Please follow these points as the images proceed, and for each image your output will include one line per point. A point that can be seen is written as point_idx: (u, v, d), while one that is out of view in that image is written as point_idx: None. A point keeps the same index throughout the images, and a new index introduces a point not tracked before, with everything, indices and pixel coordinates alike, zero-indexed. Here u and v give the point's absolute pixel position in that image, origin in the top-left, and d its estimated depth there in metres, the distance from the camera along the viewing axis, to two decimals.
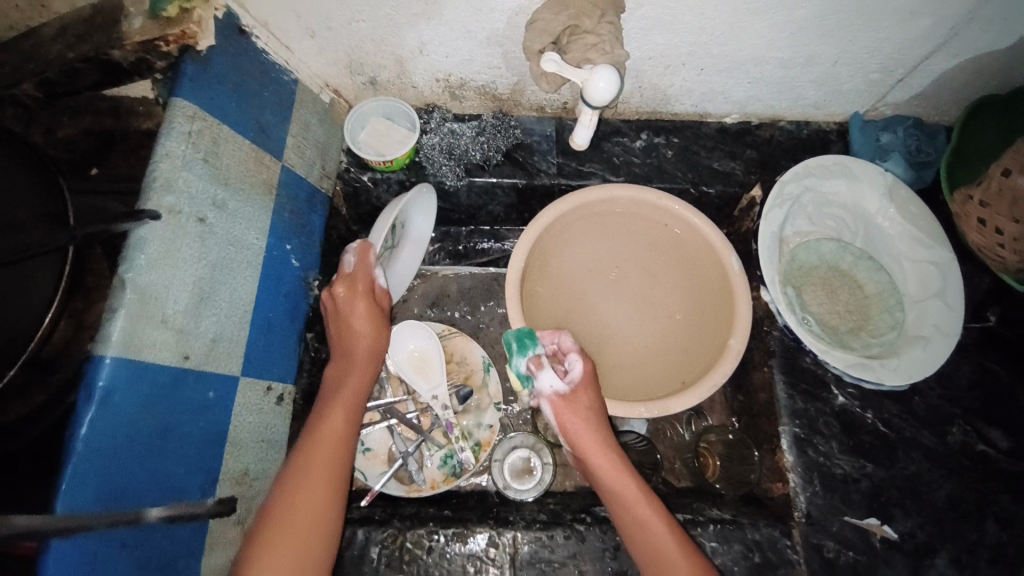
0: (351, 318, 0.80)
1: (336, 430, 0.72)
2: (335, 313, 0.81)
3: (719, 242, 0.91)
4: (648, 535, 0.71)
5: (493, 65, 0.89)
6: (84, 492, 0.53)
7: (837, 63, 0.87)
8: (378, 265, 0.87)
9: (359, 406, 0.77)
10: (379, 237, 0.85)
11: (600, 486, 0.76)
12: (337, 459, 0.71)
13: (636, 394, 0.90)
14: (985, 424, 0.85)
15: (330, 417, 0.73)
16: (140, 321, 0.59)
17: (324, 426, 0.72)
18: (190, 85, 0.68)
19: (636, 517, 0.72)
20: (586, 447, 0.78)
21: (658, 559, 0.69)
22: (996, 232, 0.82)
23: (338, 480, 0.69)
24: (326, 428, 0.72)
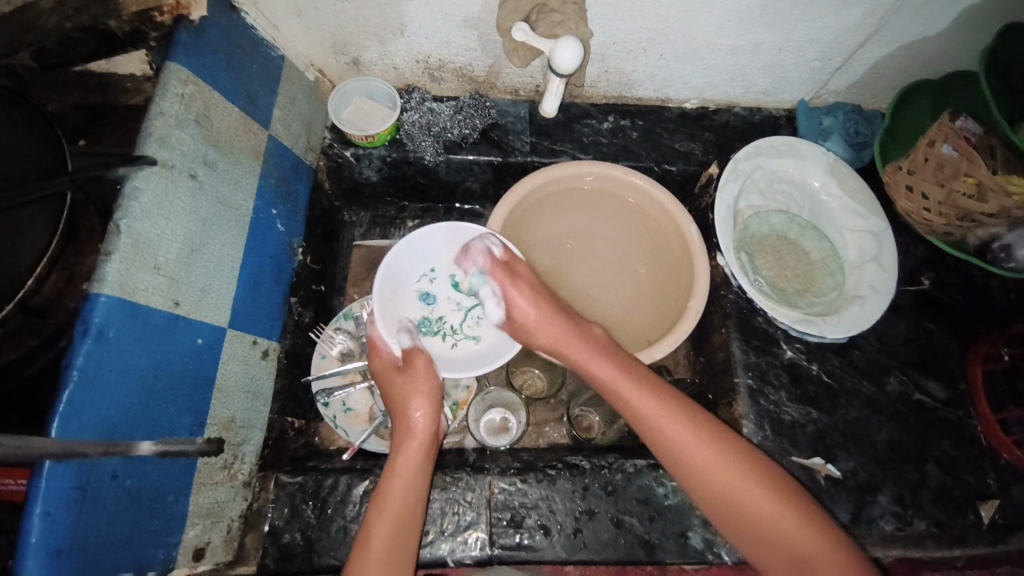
0: (407, 394, 0.79)
1: (401, 508, 0.71)
2: (394, 394, 0.80)
3: (678, 213, 0.98)
4: (695, 459, 0.71)
5: (470, 47, 0.95)
6: (80, 419, 0.56)
7: (782, 51, 0.96)
8: (437, 317, 0.92)
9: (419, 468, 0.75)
10: (414, 295, 0.91)
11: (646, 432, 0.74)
12: (402, 538, 0.70)
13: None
14: (921, 376, 0.94)
15: (392, 495, 0.72)
16: (135, 265, 0.63)
17: (389, 506, 0.71)
18: (184, 51, 0.73)
19: (677, 443, 0.72)
20: (610, 382, 0.76)
21: (712, 480, 0.70)
22: (922, 197, 0.92)
23: (405, 553, 0.69)
24: (389, 507, 0.71)
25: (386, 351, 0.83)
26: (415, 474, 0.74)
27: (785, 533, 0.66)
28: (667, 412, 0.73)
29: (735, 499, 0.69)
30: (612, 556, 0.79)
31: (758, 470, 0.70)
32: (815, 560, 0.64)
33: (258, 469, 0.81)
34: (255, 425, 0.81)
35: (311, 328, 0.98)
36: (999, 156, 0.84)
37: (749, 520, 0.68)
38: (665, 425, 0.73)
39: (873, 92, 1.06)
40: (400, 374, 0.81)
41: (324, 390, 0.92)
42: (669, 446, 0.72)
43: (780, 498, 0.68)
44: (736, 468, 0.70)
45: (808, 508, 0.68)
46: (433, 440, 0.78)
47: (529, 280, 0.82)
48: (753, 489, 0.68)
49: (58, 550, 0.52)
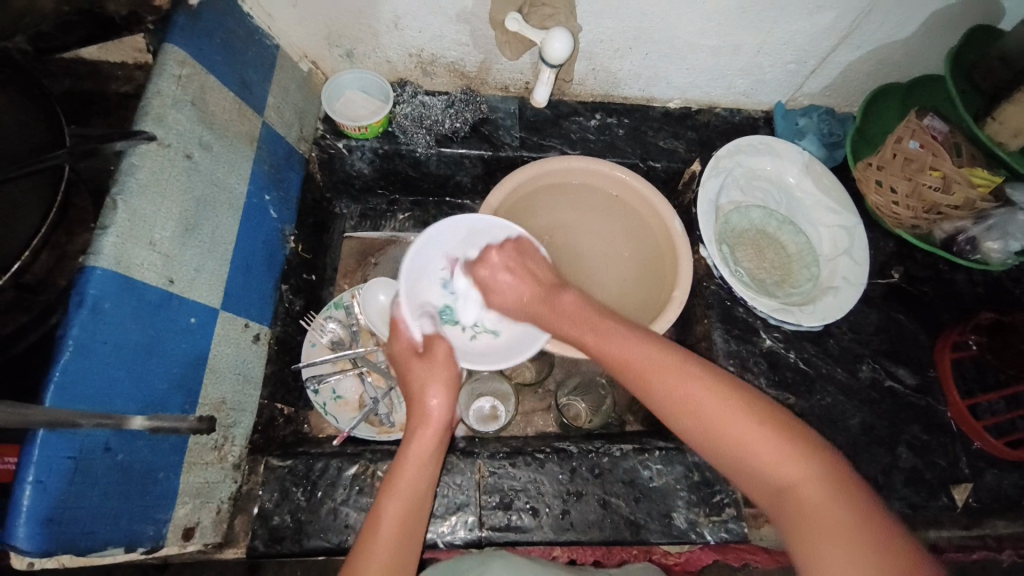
0: (425, 379, 0.75)
1: (414, 495, 0.68)
2: (410, 378, 0.77)
3: (664, 207, 1.02)
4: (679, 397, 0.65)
5: (462, 42, 0.98)
6: (71, 390, 0.56)
7: (759, 54, 1.01)
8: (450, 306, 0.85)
9: (439, 447, 0.72)
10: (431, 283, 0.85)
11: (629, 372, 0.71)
12: (413, 525, 0.67)
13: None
14: (892, 363, 0.98)
15: (406, 481, 0.68)
16: (131, 240, 0.63)
17: (401, 491, 0.67)
18: (181, 33, 0.74)
19: (663, 385, 0.66)
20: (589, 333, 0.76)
21: (691, 420, 0.64)
22: (891, 191, 0.97)
23: (414, 540, 0.66)
24: (402, 492, 0.67)
25: (407, 335, 0.79)
26: (429, 460, 0.70)
27: (776, 472, 0.59)
28: (645, 349, 0.70)
29: (724, 433, 0.61)
30: (598, 536, 0.81)
31: (743, 400, 0.63)
32: (802, 490, 0.57)
33: (247, 452, 0.81)
34: (246, 408, 0.81)
35: (302, 316, 0.98)
36: (964, 154, 0.93)
37: (734, 458, 0.61)
38: (642, 366, 0.68)
39: (846, 96, 1.12)
40: (419, 359, 0.77)
41: (314, 377, 0.92)
42: (647, 391, 0.68)
43: (768, 426, 0.60)
44: (717, 398, 0.63)
45: (806, 433, 0.60)
46: (450, 425, 0.74)
47: (507, 257, 0.83)
48: (736, 423, 0.61)
49: (49, 519, 0.54)
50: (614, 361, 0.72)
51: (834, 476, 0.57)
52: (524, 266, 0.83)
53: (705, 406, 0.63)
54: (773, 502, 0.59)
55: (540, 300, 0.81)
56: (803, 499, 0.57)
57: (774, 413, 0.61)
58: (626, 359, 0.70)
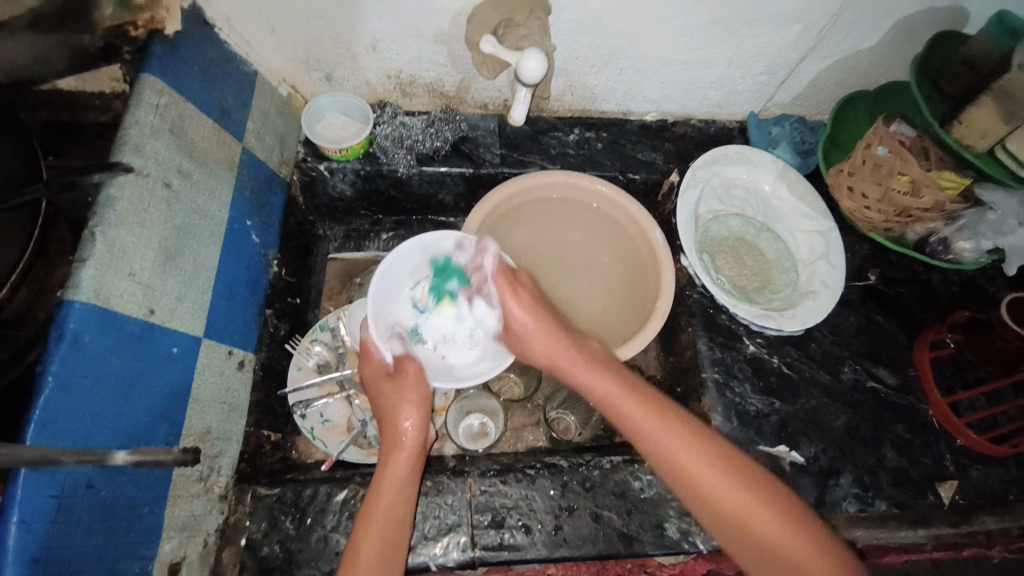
0: (398, 403, 0.80)
1: (393, 511, 0.72)
2: (385, 401, 0.81)
3: (644, 218, 1.03)
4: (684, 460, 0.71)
5: (440, 63, 0.99)
6: (52, 427, 0.55)
7: (731, 67, 1.04)
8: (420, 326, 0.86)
9: (415, 463, 0.77)
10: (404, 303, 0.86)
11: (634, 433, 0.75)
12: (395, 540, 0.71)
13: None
14: (873, 364, 1.00)
15: (383, 502, 0.73)
16: (110, 272, 0.63)
17: (380, 512, 0.71)
18: (158, 63, 0.74)
19: (666, 449, 0.73)
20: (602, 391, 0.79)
21: (712, 493, 0.70)
22: (862, 196, 1.00)
23: (396, 553, 0.70)
24: (381, 512, 0.72)
25: (376, 359, 0.83)
26: (405, 477, 0.75)
27: (767, 535, 0.67)
28: (670, 429, 0.73)
29: (739, 507, 0.68)
30: (592, 550, 0.81)
31: (739, 471, 0.70)
32: (811, 566, 0.64)
33: (234, 482, 0.80)
34: (231, 437, 0.80)
35: (287, 340, 0.97)
36: (932, 157, 0.94)
37: (744, 527, 0.68)
38: (654, 431, 0.74)
39: (816, 104, 1.15)
40: (390, 383, 0.82)
41: (301, 402, 0.92)
42: (671, 466, 0.72)
43: (778, 509, 0.68)
44: (730, 476, 0.70)
45: (806, 513, 0.69)
46: (422, 441, 0.79)
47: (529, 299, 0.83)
48: (751, 499, 0.69)
49: (34, 559, 0.52)
50: (646, 432, 0.74)
51: (832, 552, 0.65)
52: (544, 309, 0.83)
53: (727, 488, 0.69)
54: (772, 571, 0.66)
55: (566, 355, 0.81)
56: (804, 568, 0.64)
57: (778, 491, 0.70)
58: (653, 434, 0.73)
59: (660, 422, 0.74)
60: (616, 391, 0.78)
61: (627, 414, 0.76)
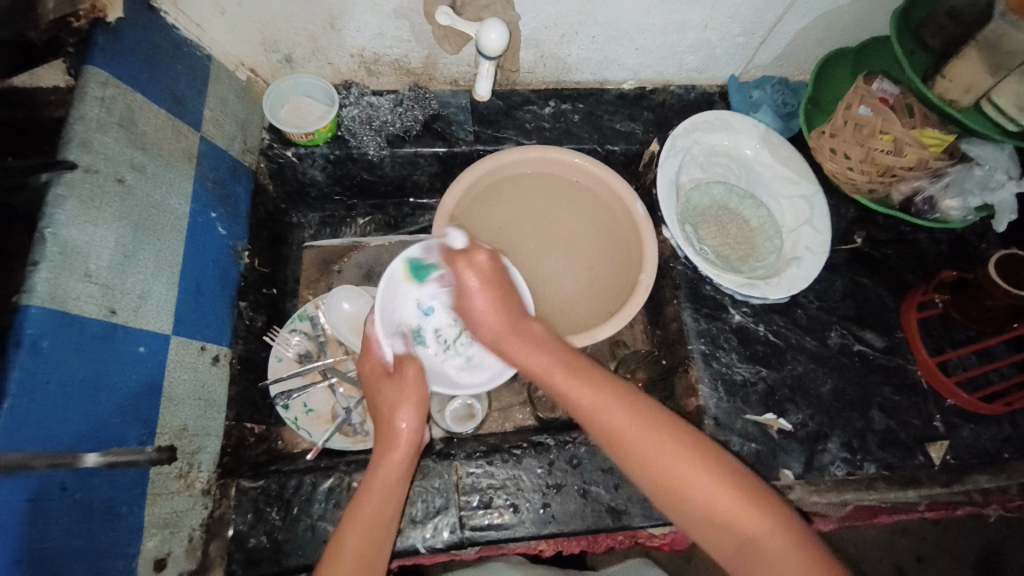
0: (396, 402, 0.75)
1: (379, 521, 0.68)
2: (383, 398, 0.76)
3: (624, 190, 1.01)
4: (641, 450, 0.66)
5: (403, 39, 0.95)
6: (22, 430, 0.54)
7: (707, 29, 1.00)
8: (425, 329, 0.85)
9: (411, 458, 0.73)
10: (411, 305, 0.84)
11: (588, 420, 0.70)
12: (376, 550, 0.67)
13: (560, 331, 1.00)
14: (860, 328, 0.99)
15: (368, 510, 0.68)
16: (65, 273, 0.61)
17: (366, 518, 0.68)
18: (101, 53, 0.72)
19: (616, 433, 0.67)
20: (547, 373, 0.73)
21: (676, 480, 0.64)
22: (845, 158, 0.97)
23: (380, 557, 0.67)
24: (366, 520, 0.68)
25: (378, 354, 0.79)
26: (398, 480, 0.71)
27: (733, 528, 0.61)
28: (610, 402, 0.69)
29: (685, 486, 0.64)
30: (581, 525, 0.81)
31: (700, 460, 0.65)
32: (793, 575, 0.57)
33: (217, 476, 0.79)
34: (211, 432, 0.80)
35: (265, 332, 0.96)
36: (916, 114, 0.92)
37: (699, 506, 0.63)
38: (607, 419, 0.68)
39: (797, 64, 1.12)
40: (392, 381, 0.76)
41: (282, 393, 0.91)
42: (607, 437, 0.68)
43: (732, 489, 0.63)
44: (685, 465, 0.64)
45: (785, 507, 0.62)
46: (417, 441, 0.74)
47: (482, 270, 0.77)
48: (705, 480, 0.63)
49: (10, 563, 0.52)
50: (583, 406, 0.70)
51: (801, 542, 0.59)
52: (494, 284, 0.77)
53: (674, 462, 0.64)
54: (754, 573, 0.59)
55: (510, 340, 0.76)
56: (773, 556, 0.59)
57: (739, 471, 0.64)
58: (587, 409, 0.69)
59: (618, 408, 0.68)
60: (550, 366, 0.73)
61: (564, 392, 0.71)
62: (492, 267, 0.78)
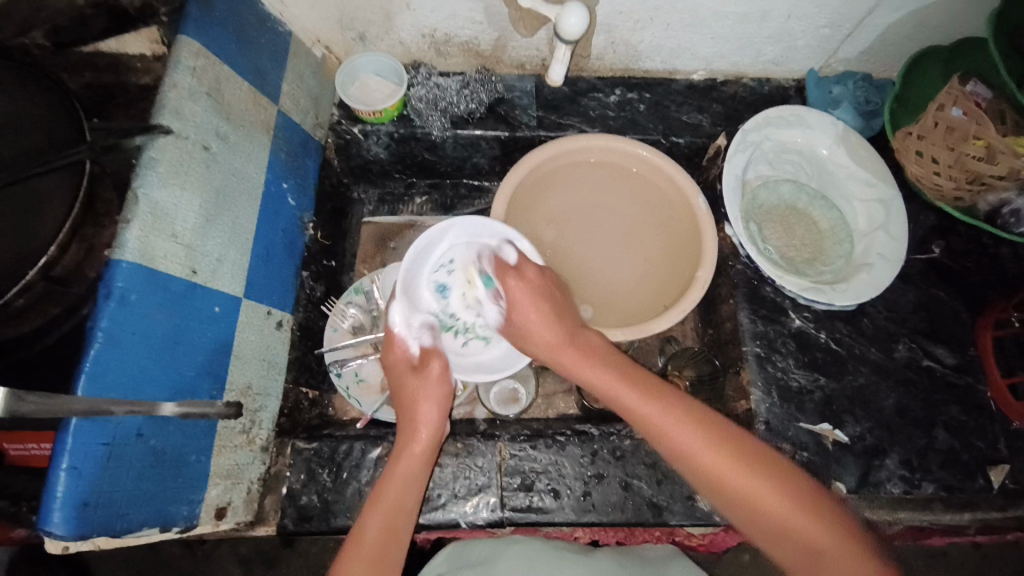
0: (419, 394, 0.76)
1: (394, 514, 0.69)
2: (403, 391, 0.78)
3: (686, 183, 0.99)
4: (700, 460, 0.65)
5: (475, 20, 0.95)
6: (102, 378, 0.58)
7: (790, 19, 0.96)
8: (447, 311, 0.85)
9: (431, 453, 0.75)
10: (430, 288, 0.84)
11: (652, 436, 0.69)
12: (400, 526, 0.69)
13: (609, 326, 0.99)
14: (930, 342, 0.94)
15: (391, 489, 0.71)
16: (154, 233, 0.65)
17: (384, 503, 0.70)
18: (195, 25, 0.75)
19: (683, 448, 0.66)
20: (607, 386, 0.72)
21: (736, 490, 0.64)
22: (932, 161, 0.91)
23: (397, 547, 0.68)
24: (385, 507, 0.70)
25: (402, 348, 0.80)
26: (418, 467, 0.73)
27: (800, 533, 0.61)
28: (665, 410, 0.68)
29: (748, 493, 0.63)
30: (620, 517, 0.81)
31: (764, 468, 0.64)
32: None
33: (275, 435, 0.83)
34: (272, 393, 0.84)
35: (323, 302, 1.00)
36: (1008, 122, 0.87)
37: (759, 515, 0.63)
38: (671, 431, 0.67)
39: (884, 60, 1.05)
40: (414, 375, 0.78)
41: (336, 361, 0.94)
42: (674, 450, 0.67)
43: (789, 491, 0.63)
44: (744, 471, 0.64)
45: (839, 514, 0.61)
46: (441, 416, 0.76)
47: (538, 280, 0.79)
48: (761, 484, 0.63)
49: (83, 503, 0.56)
50: (637, 415, 0.70)
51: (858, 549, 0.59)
52: (551, 295, 0.79)
53: (731, 474, 0.64)
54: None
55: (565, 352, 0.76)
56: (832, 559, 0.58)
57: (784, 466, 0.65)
58: (655, 423, 0.68)
59: (677, 418, 0.68)
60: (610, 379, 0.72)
61: (630, 402, 0.70)
62: (539, 278, 0.79)
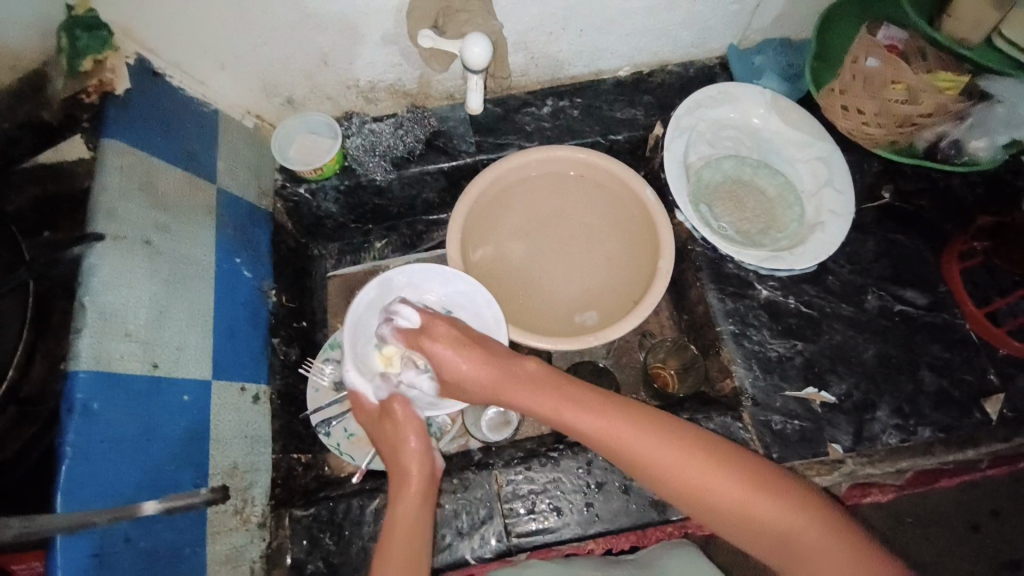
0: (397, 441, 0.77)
1: (412, 567, 0.69)
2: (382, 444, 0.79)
3: (631, 179, 1.01)
4: (662, 462, 0.67)
5: (395, 63, 0.97)
6: (77, 492, 0.59)
7: (695, 2, 0.98)
8: None
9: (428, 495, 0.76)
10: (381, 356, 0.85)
11: (606, 448, 0.69)
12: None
13: (586, 331, 1.00)
14: (899, 287, 0.95)
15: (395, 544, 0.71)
16: (106, 336, 0.65)
17: (394, 561, 0.69)
18: (115, 125, 0.77)
19: (639, 456, 0.67)
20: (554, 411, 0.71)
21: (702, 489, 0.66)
22: (857, 113, 0.93)
23: None
24: (396, 564, 0.69)
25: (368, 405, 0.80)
26: (417, 515, 0.73)
27: (770, 521, 0.64)
28: (620, 421, 0.69)
29: (714, 489, 0.65)
30: (627, 522, 0.82)
31: (726, 460, 0.67)
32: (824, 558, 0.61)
33: (271, 508, 0.83)
34: (261, 467, 0.84)
35: (301, 363, 0.99)
36: (929, 57, 0.88)
37: (723, 509, 0.65)
38: (623, 441, 0.68)
39: (798, 22, 1.08)
40: (384, 423, 0.78)
41: (324, 420, 0.94)
42: (630, 461, 0.68)
43: (752, 482, 0.65)
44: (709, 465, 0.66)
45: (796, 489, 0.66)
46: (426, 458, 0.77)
47: (450, 336, 0.73)
48: (728, 481, 0.65)
49: None
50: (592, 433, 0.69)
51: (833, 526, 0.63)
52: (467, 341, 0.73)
53: (698, 475, 0.66)
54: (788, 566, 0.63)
55: (504, 384, 0.72)
56: (806, 546, 0.62)
57: (751, 461, 0.67)
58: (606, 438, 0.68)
59: (632, 429, 0.68)
60: (568, 405, 0.70)
61: (604, 431, 0.68)
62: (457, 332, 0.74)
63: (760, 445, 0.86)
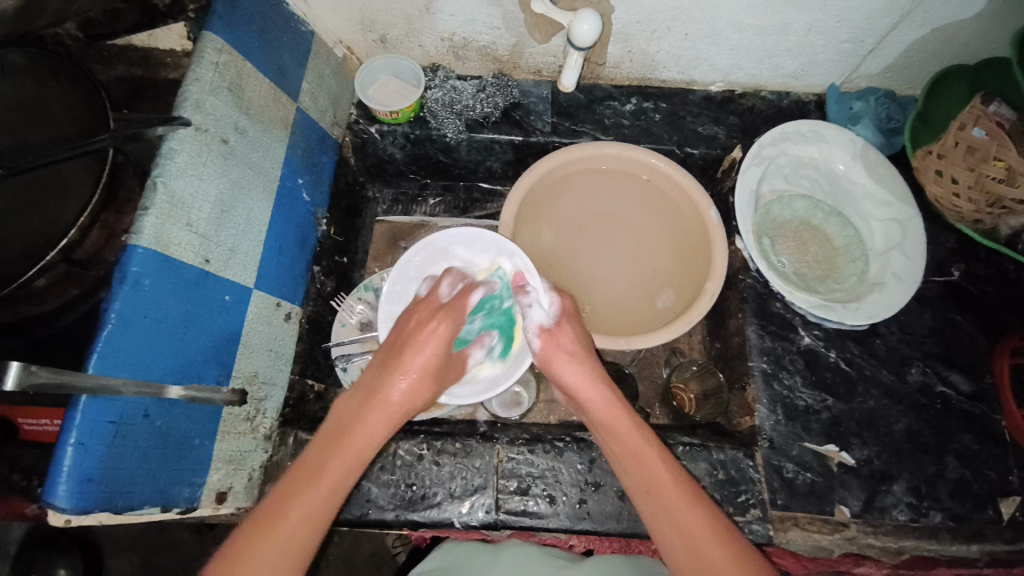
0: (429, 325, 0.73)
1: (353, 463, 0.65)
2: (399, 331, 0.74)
3: (698, 195, 0.98)
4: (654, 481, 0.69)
5: (494, 25, 0.97)
6: (113, 358, 0.60)
7: (811, 33, 0.95)
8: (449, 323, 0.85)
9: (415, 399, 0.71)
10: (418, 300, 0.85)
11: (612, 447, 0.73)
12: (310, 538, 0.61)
13: (657, 321, 0.98)
14: (944, 367, 0.91)
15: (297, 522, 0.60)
16: (169, 220, 0.67)
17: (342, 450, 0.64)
18: (220, 22, 0.77)
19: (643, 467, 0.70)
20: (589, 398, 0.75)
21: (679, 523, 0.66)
22: (951, 181, 0.90)
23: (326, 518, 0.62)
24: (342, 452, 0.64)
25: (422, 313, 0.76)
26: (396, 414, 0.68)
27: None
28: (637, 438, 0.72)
29: (686, 531, 0.66)
30: (615, 528, 0.80)
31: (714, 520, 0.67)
32: None
33: (277, 425, 0.85)
34: (277, 383, 0.86)
35: (333, 297, 1.01)
36: None
37: (697, 551, 0.65)
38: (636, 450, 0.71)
39: (908, 77, 1.03)
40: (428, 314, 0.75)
41: (343, 355, 0.95)
42: (632, 468, 0.71)
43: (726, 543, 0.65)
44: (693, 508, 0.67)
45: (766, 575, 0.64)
46: (404, 418, 0.70)
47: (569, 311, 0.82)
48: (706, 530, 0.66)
49: (89, 478, 0.57)
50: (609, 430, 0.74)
51: None
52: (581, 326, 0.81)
53: (688, 515, 0.66)
54: None
55: (561, 356, 0.76)
56: None
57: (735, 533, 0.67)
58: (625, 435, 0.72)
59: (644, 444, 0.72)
60: (602, 396, 0.74)
61: (617, 433, 0.73)
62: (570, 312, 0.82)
63: (766, 488, 0.85)
